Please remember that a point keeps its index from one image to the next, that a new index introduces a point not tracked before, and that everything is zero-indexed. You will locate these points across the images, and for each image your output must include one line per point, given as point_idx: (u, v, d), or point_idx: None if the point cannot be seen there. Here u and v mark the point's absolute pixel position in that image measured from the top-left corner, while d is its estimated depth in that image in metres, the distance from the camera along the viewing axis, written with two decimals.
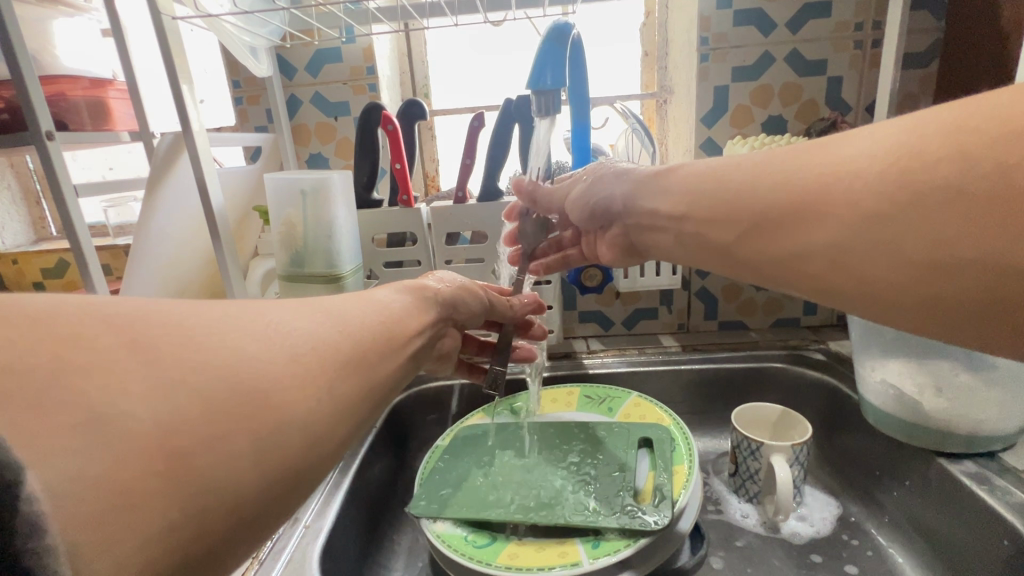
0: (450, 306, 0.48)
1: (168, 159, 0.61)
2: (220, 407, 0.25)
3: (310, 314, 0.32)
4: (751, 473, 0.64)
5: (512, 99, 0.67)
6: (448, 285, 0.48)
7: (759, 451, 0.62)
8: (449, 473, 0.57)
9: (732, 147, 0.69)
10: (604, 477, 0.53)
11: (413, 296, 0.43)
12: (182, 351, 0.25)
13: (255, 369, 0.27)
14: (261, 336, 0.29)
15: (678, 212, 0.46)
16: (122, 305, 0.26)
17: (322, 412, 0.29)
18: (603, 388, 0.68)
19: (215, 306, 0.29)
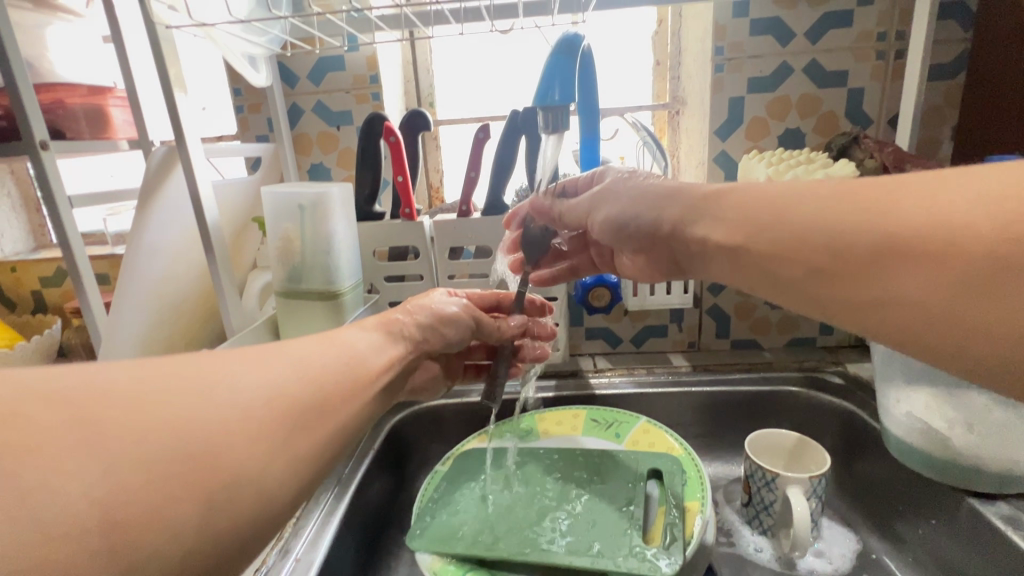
0: (422, 339, 0.45)
1: (163, 169, 0.59)
2: (164, 474, 0.22)
3: (280, 357, 0.30)
4: (765, 505, 0.61)
5: (519, 111, 0.65)
6: (414, 319, 0.44)
7: (775, 482, 0.59)
8: (448, 502, 0.54)
9: (748, 163, 0.66)
10: (611, 512, 0.50)
11: (381, 332, 0.41)
12: (126, 414, 0.23)
13: (210, 426, 0.25)
14: (227, 383, 0.27)
15: (735, 242, 0.41)
16: (77, 364, 0.24)
17: (283, 471, 0.26)
18: (610, 412, 0.65)
19: (173, 358, 0.27)
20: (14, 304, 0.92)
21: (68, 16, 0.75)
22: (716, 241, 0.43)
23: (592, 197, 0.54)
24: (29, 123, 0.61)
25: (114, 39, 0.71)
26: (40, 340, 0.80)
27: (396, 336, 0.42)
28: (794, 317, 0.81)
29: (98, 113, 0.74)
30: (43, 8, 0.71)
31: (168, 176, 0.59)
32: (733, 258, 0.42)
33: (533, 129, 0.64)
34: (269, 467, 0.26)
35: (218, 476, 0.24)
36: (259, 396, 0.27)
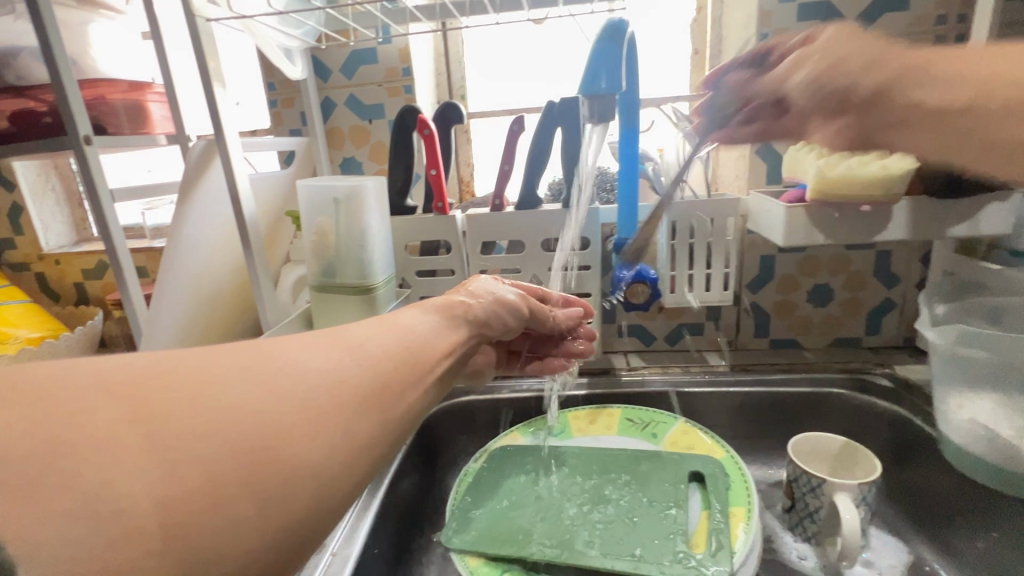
0: (483, 324, 0.43)
1: (200, 165, 0.59)
2: (218, 473, 0.22)
3: (328, 347, 0.29)
4: (809, 509, 0.58)
5: (556, 102, 0.63)
6: (478, 301, 0.44)
7: (821, 487, 0.57)
8: (483, 501, 0.53)
9: (794, 153, 0.63)
10: (652, 516, 0.49)
11: (441, 315, 0.40)
12: (180, 408, 0.22)
13: (261, 422, 0.24)
14: (276, 380, 0.26)
15: (962, 101, 0.38)
16: (130, 362, 0.24)
17: (336, 468, 0.25)
18: (646, 411, 0.64)
19: (223, 349, 0.26)
20: (58, 295, 0.95)
21: (109, 13, 0.76)
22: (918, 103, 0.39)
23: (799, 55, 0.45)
24: (73, 119, 0.63)
25: (153, 35, 0.72)
26: (81, 331, 0.83)
27: (460, 319, 0.41)
28: (839, 315, 0.77)
29: (138, 109, 0.75)
30: (85, 6, 0.73)
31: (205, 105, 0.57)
32: (936, 125, 0.39)
33: (570, 122, 0.63)
34: (322, 463, 0.25)
35: (272, 473, 0.23)
36: (309, 390, 0.26)
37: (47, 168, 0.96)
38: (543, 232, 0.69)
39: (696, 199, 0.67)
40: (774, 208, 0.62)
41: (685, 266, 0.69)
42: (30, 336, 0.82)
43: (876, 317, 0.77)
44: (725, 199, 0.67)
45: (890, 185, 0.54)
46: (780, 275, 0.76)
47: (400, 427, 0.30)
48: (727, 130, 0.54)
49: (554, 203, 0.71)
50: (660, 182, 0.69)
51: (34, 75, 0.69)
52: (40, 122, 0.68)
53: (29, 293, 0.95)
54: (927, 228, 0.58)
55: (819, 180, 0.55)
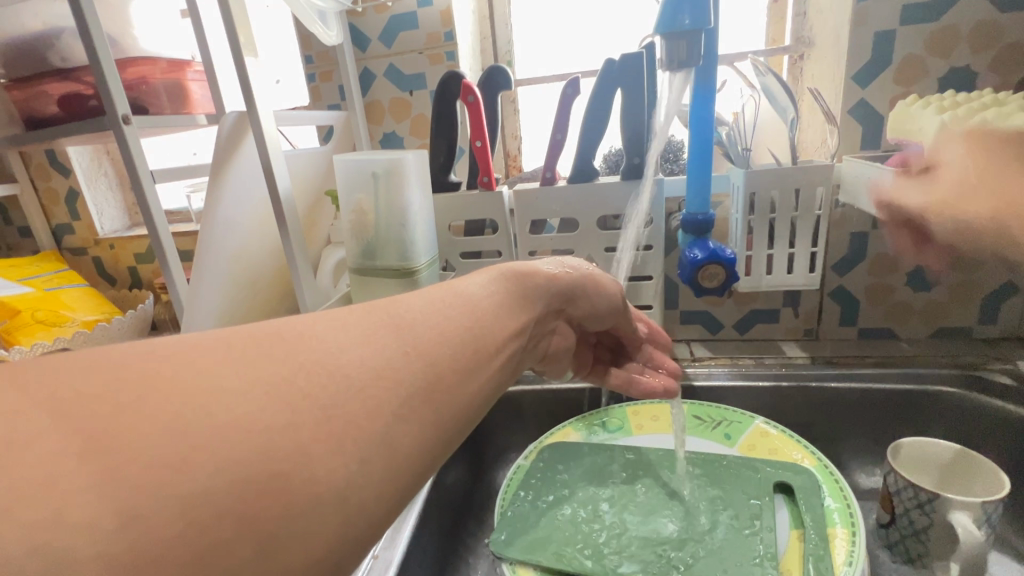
0: (565, 297, 0.38)
1: (233, 140, 0.55)
2: (203, 511, 0.17)
3: (370, 333, 0.24)
4: (912, 524, 0.50)
5: (615, 59, 0.56)
6: (566, 271, 0.38)
7: (927, 497, 0.48)
8: (536, 504, 0.48)
9: (902, 110, 0.53)
10: (733, 534, 0.42)
11: (517, 287, 0.33)
12: (162, 422, 0.18)
13: (266, 437, 0.19)
14: (299, 379, 0.21)
15: None
16: (128, 359, 0.19)
17: (361, 494, 0.21)
18: (717, 408, 0.57)
19: (232, 339, 0.22)
20: (114, 279, 0.97)
21: None
22: None
23: None
24: (111, 99, 0.61)
25: (190, 10, 0.70)
26: (133, 316, 0.84)
27: (539, 293, 0.35)
28: (945, 301, 0.66)
29: (178, 89, 0.73)
30: None
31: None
32: None
33: (632, 80, 0.56)
34: (345, 487, 0.20)
35: (279, 504, 0.19)
36: (332, 393, 0.21)
37: (99, 153, 0.96)
38: (599, 209, 0.62)
39: (779, 167, 0.58)
40: (878, 173, 0.52)
41: (763, 245, 0.61)
42: (85, 320, 0.83)
43: (994, 303, 0.65)
44: (816, 166, 0.57)
45: None
46: (874, 254, 0.66)
47: (446, 435, 0.25)
48: None
49: (612, 176, 0.64)
50: (736, 151, 0.60)
51: (76, 55, 0.68)
52: (86, 106, 0.68)
53: (88, 277, 0.97)
54: None
55: None
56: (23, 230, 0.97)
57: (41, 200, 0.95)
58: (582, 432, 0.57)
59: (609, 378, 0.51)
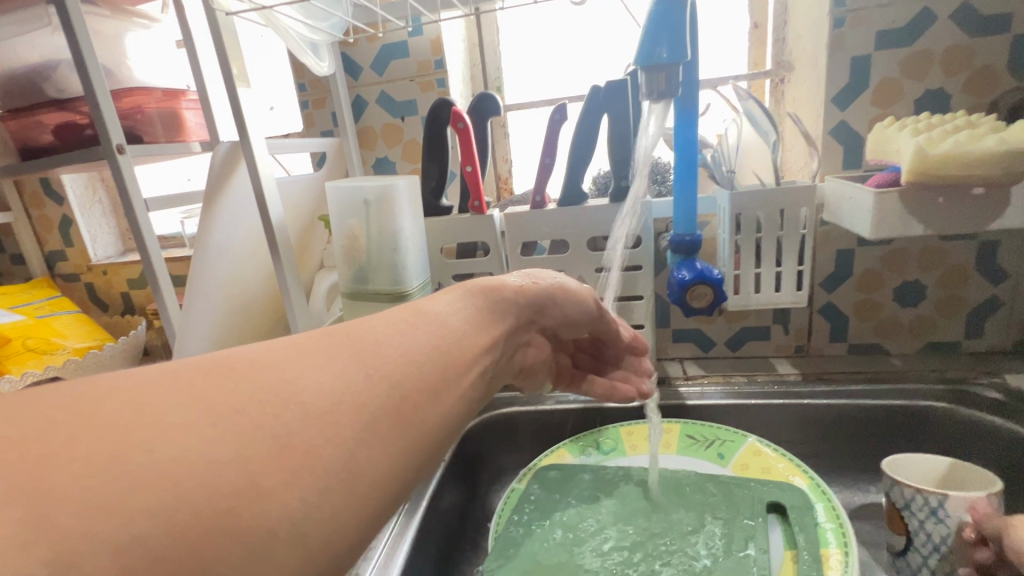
0: (535, 308, 0.39)
1: (225, 170, 0.56)
2: (146, 548, 0.17)
3: (330, 359, 0.25)
4: (932, 539, 0.47)
5: (602, 86, 0.57)
6: (532, 282, 0.39)
7: (944, 506, 0.46)
8: (529, 527, 0.48)
9: (880, 132, 0.54)
10: (728, 556, 0.42)
11: (481, 302, 0.34)
12: (149, 473, 0.18)
13: (214, 472, 0.19)
14: (287, 423, 0.22)
15: None
16: (118, 403, 0.20)
17: (316, 525, 0.21)
18: (710, 427, 0.57)
19: (219, 379, 0.22)
20: (106, 304, 0.97)
21: (141, 21, 0.74)
22: None
23: None
24: (106, 129, 0.61)
25: (185, 42, 0.72)
26: (125, 342, 0.83)
27: (506, 308, 0.35)
28: (932, 316, 0.67)
29: (173, 117, 0.75)
30: (119, 15, 0.71)
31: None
32: None
33: (618, 106, 0.57)
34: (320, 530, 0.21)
35: (230, 539, 0.19)
36: (287, 423, 0.22)
37: (94, 180, 0.97)
38: (588, 230, 0.63)
39: (764, 188, 0.59)
40: (858, 194, 0.54)
41: (750, 264, 0.61)
42: (77, 346, 0.82)
43: (977, 319, 0.66)
44: (799, 186, 0.58)
45: (1013, 165, 0.45)
46: (861, 271, 0.67)
47: (412, 462, 0.25)
48: None
49: (601, 198, 0.65)
50: (722, 172, 0.61)
51: (72, 86, 0.69)
52: (81, 135, 0.68)
53: (80, 303, 0.97)
54: None
55: (917, 160, 0.47)
56: (16, 258, 0.97)
57: (34, 227, 0.96)
58: (575, 454, 0.58)
59: (588, 386, 0.51)
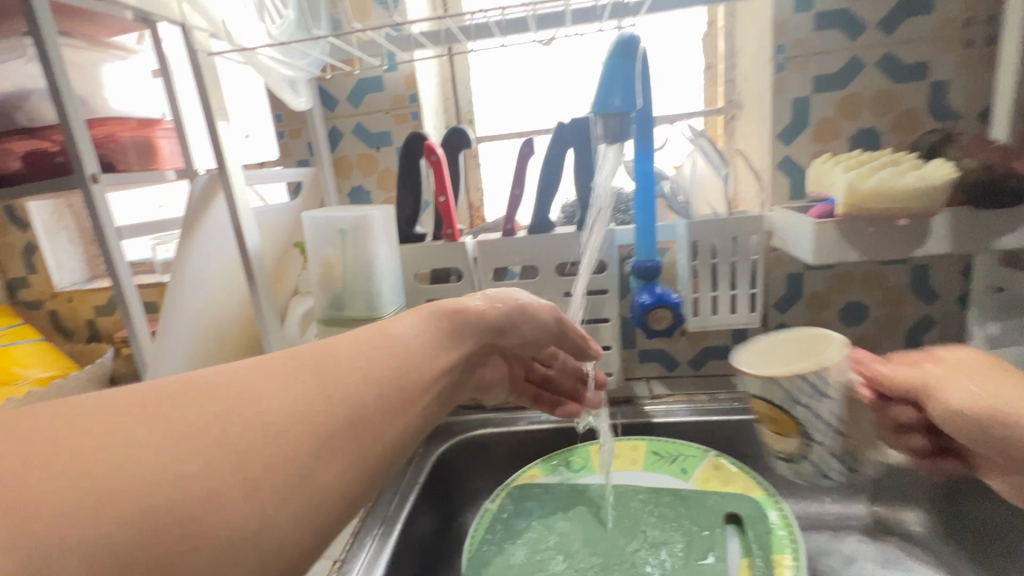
0: (496, 330, 0.41)
1: (203, 202, 0.58)
2: (108, 557, 0.19)
3: (291, 378, 0.26)
4: (824, 419, 0.47)
5: (567, 123, 0.62)
6: (494, 306, 0.41)
7: (829, 380, 0.47)
8: (501, 545, 0.50)
9: (818, 168, 0.60)
10: (688, 565, 0.45)
11: (445, 322, 0.36)
12: (140, 498, 0.20)
13: (176, 484, 0.21)
14: (267, 446, 0.23)
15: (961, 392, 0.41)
16: (106, 428, 0.21)
17: (272, 536, 0.23)
18: (673, 444, 0.60)
19: (199, 400, 0.23)
20: (69, 332, 0.95)
21: (120, 52, 0.76)
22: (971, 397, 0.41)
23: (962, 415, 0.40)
24: (80, 159, 0.62)
25: (161, 74, 0.73)
26: (90, 370, 0.81)
27: (467, 330, 0.38)
28: (875, 335, 0.73)
29: (148, 145, 0.75)
30: (96, 47, 0.73)
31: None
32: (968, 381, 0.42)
33: (581, 142, 0.61)
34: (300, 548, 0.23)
35: (189, 548, 0.20)
36: (248, 439, 0.23)
37: (61, 207, 0.96)
38: (556, 256, 0.66)
39: (718, 218, 0.63)
40: (801, 224, 0.58)
41: (708, 287, 0.66)
42: (39, 376, 0.80)
43: (914, 336, 0.72)
44: (749, 216, 0.63)
45: (929, 199, 0.51)
46: (810, 293, 0.72)
47: (366, 475, 0.27)
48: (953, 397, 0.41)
49: (567, 226, 0.69)
50: (679, 203, 0.66)
51: (45, 115, 0.69)
52: (52, 162, 0.67)
53: (43, 331, 0.95)
54: (970, 240, 0.54)
55: (850, 194, 0.52)
56: None
57: None
58: (546, 472, 0.59)
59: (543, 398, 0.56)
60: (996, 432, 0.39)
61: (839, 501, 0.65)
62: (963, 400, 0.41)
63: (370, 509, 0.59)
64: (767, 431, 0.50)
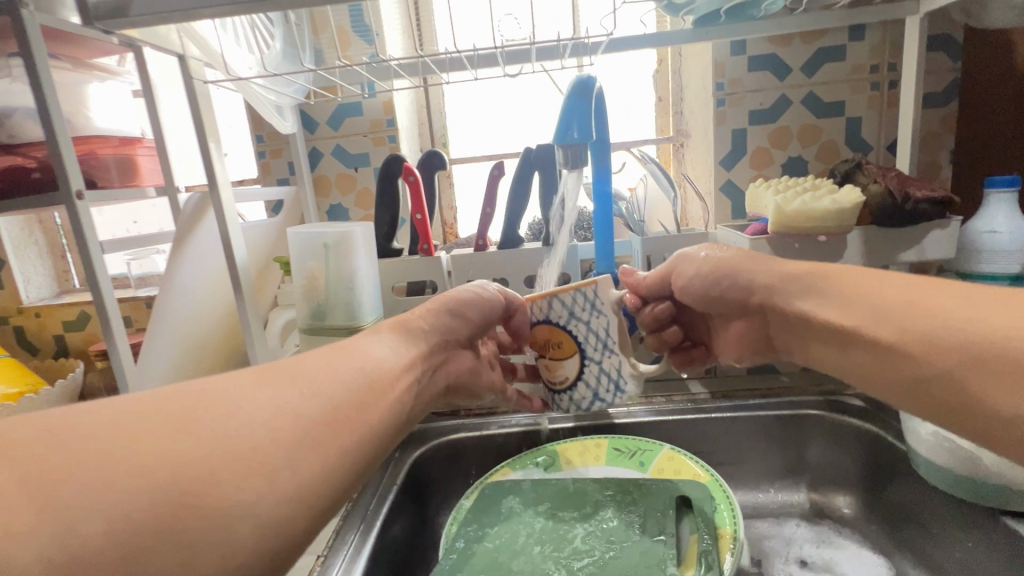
0: (442, 331, 0.49)
1: (195, 218, 0.62)
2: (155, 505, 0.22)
3: (270, 382, 0.32)
4: (597, 335, 0.50)
5: (534, 149, 0.68)
6: (444, 310, 0.49)
7: (600, 297, 0.49)
8: (476, 532, 0.54)
9: (755, 190, 0.68)
10: (645, 540, 0.50)
11: (398, 332, 0.44)
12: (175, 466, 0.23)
13: None
14: None
15: (714, 271, 0.54)
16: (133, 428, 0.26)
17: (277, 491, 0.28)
18: (632, 440, 0.66)
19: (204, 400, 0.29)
20: (36, 348, 0.94)
21: (103, 73, 0.79)
22: (715, 267, 0.54)
23: (703, 283, 0.55)
24: (65, 175, 0.64)
25: (145, 94, 0.75)
26: (61, 385, 0.81)
27: (416, 335, 0.46)
28: None
29: (129, 162, 0.77)
30: (80, 68, 0.75)
31: (160, 23, 0.46)
32: (722, 266, 0.54)
33: (547, 167, 0.68)
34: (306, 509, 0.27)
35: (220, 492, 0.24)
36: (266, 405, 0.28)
37: (31, 223, 0.96)
38: (525, 269, 0.72)
39: (669, 235, 0.70)
40: (740, 240, 0.66)
41: None
42: (6, 391, 0.79)
43: None
44: (695, 233, 0.71)
45: (843, 219, 0.59)
46: None
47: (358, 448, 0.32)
48: (688, 280, 0.56)
49: (534, 242, 0.75)
50: (634, 220, 0.73)
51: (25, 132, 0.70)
52: (30, 177, 0.68)
53: (7, 348, 0.93)
54: (880, 253, 0.63)
55: (778, 215, 0.60)
56: None
57: None
58: (516, 470, 0.64)
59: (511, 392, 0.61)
60: (718, 289, 0.54)
61: (782, 491, 0.72)
62: (697, 273, 0.55)
63: (351, 510, 0.62)
64: (546, 360, 0.52)
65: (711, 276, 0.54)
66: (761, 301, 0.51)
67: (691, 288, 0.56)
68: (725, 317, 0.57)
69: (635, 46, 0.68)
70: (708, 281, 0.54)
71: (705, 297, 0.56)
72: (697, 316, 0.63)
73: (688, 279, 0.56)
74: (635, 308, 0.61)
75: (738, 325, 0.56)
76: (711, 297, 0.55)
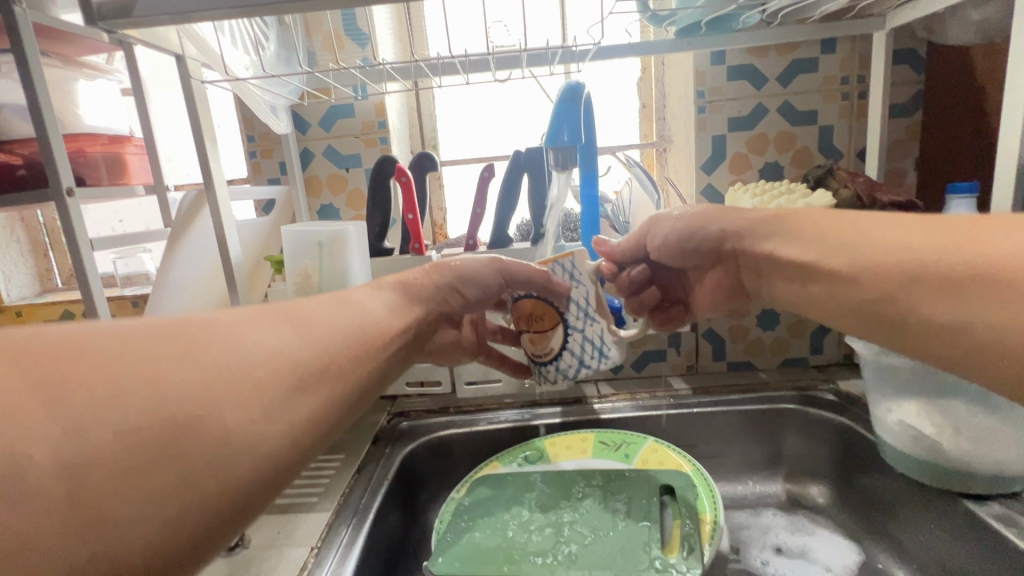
0: (442, 298, 0.51)
1: (189, 216, 0.63)
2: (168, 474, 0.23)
3: (266, 335, 0.32)
4: (578, 303, 0.52)
5: (522, 151, 0.71)
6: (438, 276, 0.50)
7: (577, 267, 0.51)
8: (466, 524, 0.55)
9: (733, 194, 0.71)
10: (630, 527, 0.52)
11: (395, 296, 0.45)
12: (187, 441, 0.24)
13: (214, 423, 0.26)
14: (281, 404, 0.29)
15: (692, 242, 0.56)
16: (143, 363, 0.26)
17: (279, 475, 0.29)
18: (618, 433, 0.68)
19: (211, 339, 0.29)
20: None
21: (92, 71, 0.79)
22: (687, 224, 0.56)
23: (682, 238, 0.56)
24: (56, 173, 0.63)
25: (136, 92, 0.76)
26: None
27: (415, 301, 0.47)
28: (786, 338, 0.86)
29: (118, 161, 0.77)
30: (70, 65, 0.75)
31: (159, 23, 0.47)
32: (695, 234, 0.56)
33: (536, 170, 0.70)
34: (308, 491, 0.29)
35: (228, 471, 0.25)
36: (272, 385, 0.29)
37: (14, 221, 0.96)
38: None
39: None
40: None
41: None
42: None
43: (817, 337, 0.85)
44: None
45: None
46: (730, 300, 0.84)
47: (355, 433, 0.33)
48: (665, 241, 0.58)
49: (522, 243, 0.76)
50: (619, 222, 0.76)
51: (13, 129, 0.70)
52: (17, 174, 0.67)
53: None
54: None
55: None
56: None
57: None
58: (504, 464, 0.66)
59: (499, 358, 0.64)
60: (692, 244, 0.56)
61: (760, 483, 0.75)
62: (668, 232, 0.57)
63: (343, 504, 0.63)
64: (530, 335, 0.54)
65: (684, 235, 0.56)
66: (732, 246, 0.53)
67: (666, 246, 0.58)
68: (701, 268, 0.60)
69: (620, 55, 0.71)
70: (683, 237, 0.56)
71: (681, 254, 0.58)
72: (673, 274, 0.65)
73: (664, 235, 0.57)
74: (613, 275, 0.63)
75: (714, 274, 0.59)
76: (689, 249, 0.57)
